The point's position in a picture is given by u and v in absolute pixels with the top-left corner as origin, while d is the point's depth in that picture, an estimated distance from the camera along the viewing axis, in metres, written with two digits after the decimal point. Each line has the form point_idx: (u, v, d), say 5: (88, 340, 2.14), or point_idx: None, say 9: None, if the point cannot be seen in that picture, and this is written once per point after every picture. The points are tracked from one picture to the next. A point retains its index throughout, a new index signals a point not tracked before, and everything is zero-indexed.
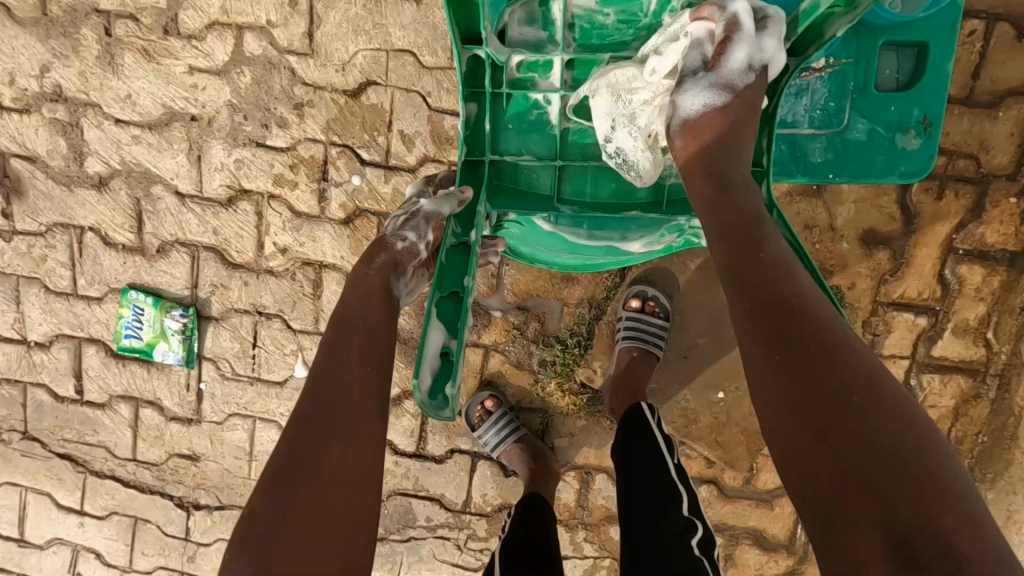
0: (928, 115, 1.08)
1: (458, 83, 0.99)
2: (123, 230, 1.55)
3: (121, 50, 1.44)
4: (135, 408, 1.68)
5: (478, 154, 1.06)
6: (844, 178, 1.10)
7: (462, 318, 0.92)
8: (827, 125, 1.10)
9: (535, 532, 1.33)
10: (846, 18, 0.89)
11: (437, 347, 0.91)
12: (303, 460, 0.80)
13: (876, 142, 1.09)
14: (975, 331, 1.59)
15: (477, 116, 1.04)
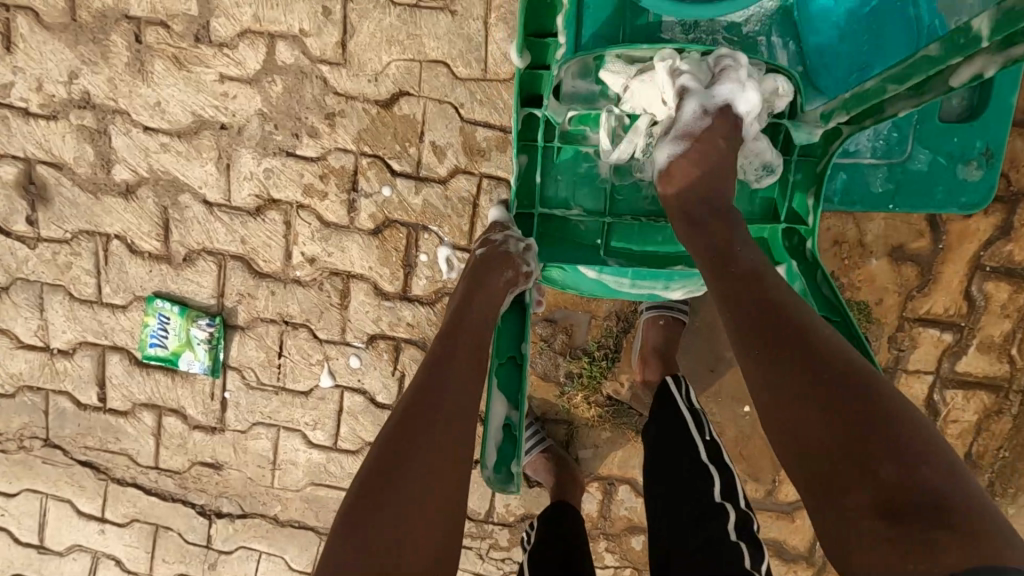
0: (990, 146, 1.15)
1: (514, 144, 1.03)
2: (149, 238, 1.54)
3: (152, 58, 1.43)
4: (158, 416, 1.67)
5: (528, 205, 1.10)
6: (905, 207, 1.18)
7: (522, 390, 1.02)
8: (890, 156, 1.16)
9: (563, 536, 1.31)
10: (913, 102, 0.91)
11: (500, 420, 1.01)
12: (401, 461, 0.84)
13: (937, 172, 1.16)
14: (1000, 348, 1.59)
15: (527, 168, 1.08)
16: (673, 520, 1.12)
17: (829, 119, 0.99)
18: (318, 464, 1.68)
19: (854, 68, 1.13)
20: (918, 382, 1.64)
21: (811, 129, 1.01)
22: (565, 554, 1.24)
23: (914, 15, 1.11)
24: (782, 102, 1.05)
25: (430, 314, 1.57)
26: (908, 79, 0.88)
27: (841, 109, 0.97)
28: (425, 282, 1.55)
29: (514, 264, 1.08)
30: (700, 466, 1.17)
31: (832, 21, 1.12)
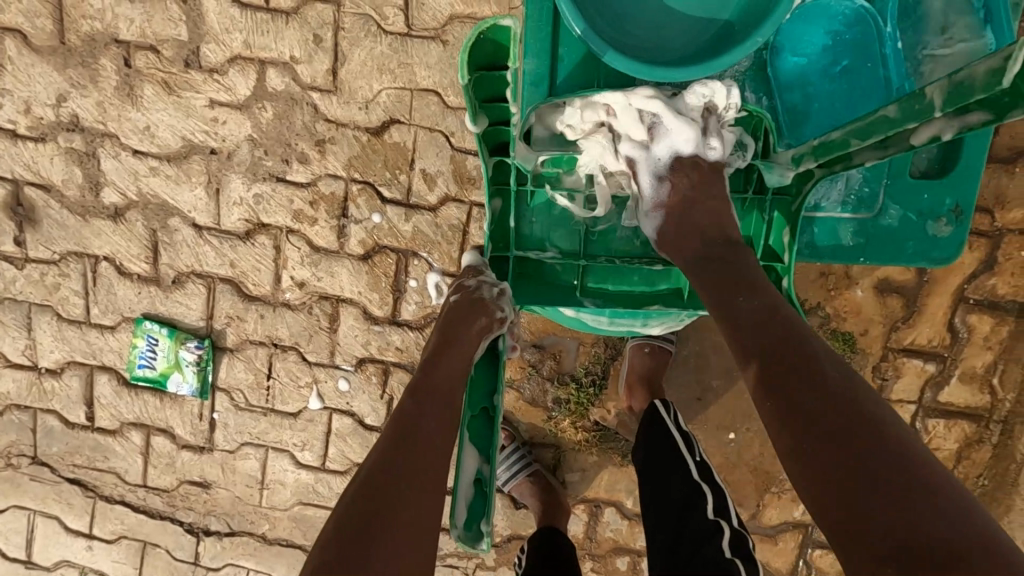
0: (959, 204, 1.16)
1: (486, 188, 1.06)
2: (138, 261, 1.54)
3: (141, 82, 1.43)
4: (147, 435, 1.67)
5: (504, 248, 1.13)
6: (875, 261, 1.18)
7: (494, 445, 1.01)
8: (862, 210, 1.17)
9: (552, 565, 1.31)
10: (877, 154, 0.92)
11: (470, 475, 1.00)
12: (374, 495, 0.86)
13: (907, 228, 1.17)
14: (982, 378, 1.61)
15: (501, 212, 1.11)
16: (671, 547, 1.08)
17: (798, 162, 1.02)
18: (306, 484, 1.69)
19: (826, 125, 1.16)
20: (901, 411, 1.66)
21: (782, 172, 1.05)
22: None
23: (885, 76, 1.15)
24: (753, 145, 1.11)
25: (419, 339, 1.58)
26: (869, 136, 0.89)
27: (809, 155, 0.99)
28: (414, 307, 1.56)
29: (489, 310, 1.10)
30: (691, 492, 1.16)
31: (807, 79, 1.16)
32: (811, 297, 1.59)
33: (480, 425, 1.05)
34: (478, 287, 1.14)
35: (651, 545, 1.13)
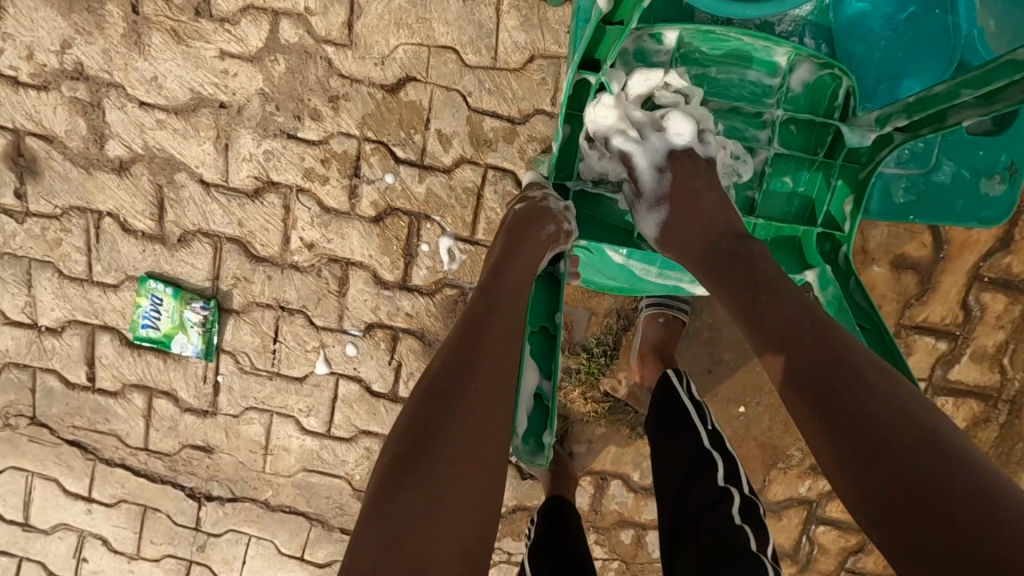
0: (1015, 161, 1.13)
1: (562, 108, 0.95)
2: (143, 217, 1.50)
3: (150, 30, 1.38)
4: (149, 398, 1.64)
5: (565, 176, 1.08)
6: (925, 220, 1.17)
7: (554, 360, 0.95)
8: (913, 166, 1.15)
9: (562, 531, 1.30)
10: (980, 111, 0.87)
11: (530, 389, 0.95)
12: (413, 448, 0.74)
13: (959, 185, 1.15)
14: (992, 357, 1.61)
15: (568, 137, 1.03)
16: (679, 517, 1.05)
17: (884, 123, 0.96)
18: (311, 451, 1.67)
19: (884, 76, 1.13)
20: None
21: (864, 134, 0.98)
22: (564, 556, 1.20)
23: (951, 23, 1.10)
24: (831, 103, 1.03)
25: (429, 305, 1.55)
26: (989, 83, 0.83)
27: (901, 113, 0.94)
28: (425, 272, 1.53)
29: (555, 217, 1.00)
30: (700, 456, 1.10)
31: (868, 25, 1.11)
32: None
33: (539, 342, 0.99)
34: (544, 200, 1.04)
35: (661, 519, 1.10)
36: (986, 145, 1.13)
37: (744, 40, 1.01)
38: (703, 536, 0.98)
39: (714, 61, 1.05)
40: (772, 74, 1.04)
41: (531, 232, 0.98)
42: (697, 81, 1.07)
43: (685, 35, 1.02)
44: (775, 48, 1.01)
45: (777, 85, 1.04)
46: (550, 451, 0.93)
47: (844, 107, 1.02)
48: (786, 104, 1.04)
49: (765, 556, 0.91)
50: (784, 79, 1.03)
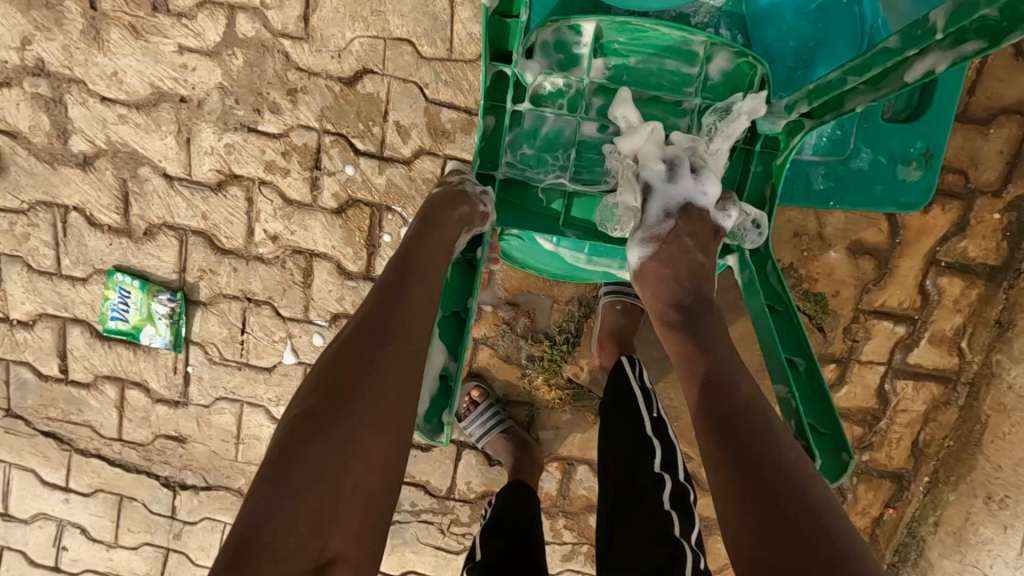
0: (930, 147, 1.16)
1: (480, 101, 0.96)
2: (108, 211, 1.52)
3: (108, 26, 1.40)
4: (121, 389, 1.67)
5: (490, 167, 1.05)
6: (845, 206, 1.18)
7: (462, 342, 0.99)
8: (833, 153, 1.17)
9: (514, 514, 1.31)
10: (869, 97, 0.88)
11: (436, 370, 0.97)
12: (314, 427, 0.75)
13: (876, 172, 1.17)
14: (950, 341, 1.63)
15: (494, 130, 1.01)
16: (616, 500, 1.07)
17: (792, 109, 0.96)
18: None
19: (797, 65, 1.14)
20: (871, 371, 1.67)
21: (776, 120, 0.98)
22: (516, 532, 1.25)
23: (858, 13, 1.12)
24: (749, 91, 1.02)
25: None
26: (868, 70, 0.85)
27: (803, 99, 0.94)
28: None
29: (471, 200, 1.00)
30: (640, 444, 1.13)
31: (781, 16, 1.13)
32: (785, 257, 1.59)
33: (449, 326, 1.01)
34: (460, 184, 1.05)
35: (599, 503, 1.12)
36: (903, 133, 1.15)
37: (661, 30, 1.00)
38: (635, 523, 1.01)
39: (634, 50, 1.03)
40: (690, 63, 1.03)
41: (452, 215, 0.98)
42: (617, 72, 1.04)
43: (603, 26, 1.00)
44: (693, 37, 1.00)
45: (697, 74, 1.03)
46: (451, 429, 0.97)
47: (760, 95, 1.02)
48: (705, 93, 1.04)
49: (686, 541, 0.95)
50: (703, 67, 1.02)
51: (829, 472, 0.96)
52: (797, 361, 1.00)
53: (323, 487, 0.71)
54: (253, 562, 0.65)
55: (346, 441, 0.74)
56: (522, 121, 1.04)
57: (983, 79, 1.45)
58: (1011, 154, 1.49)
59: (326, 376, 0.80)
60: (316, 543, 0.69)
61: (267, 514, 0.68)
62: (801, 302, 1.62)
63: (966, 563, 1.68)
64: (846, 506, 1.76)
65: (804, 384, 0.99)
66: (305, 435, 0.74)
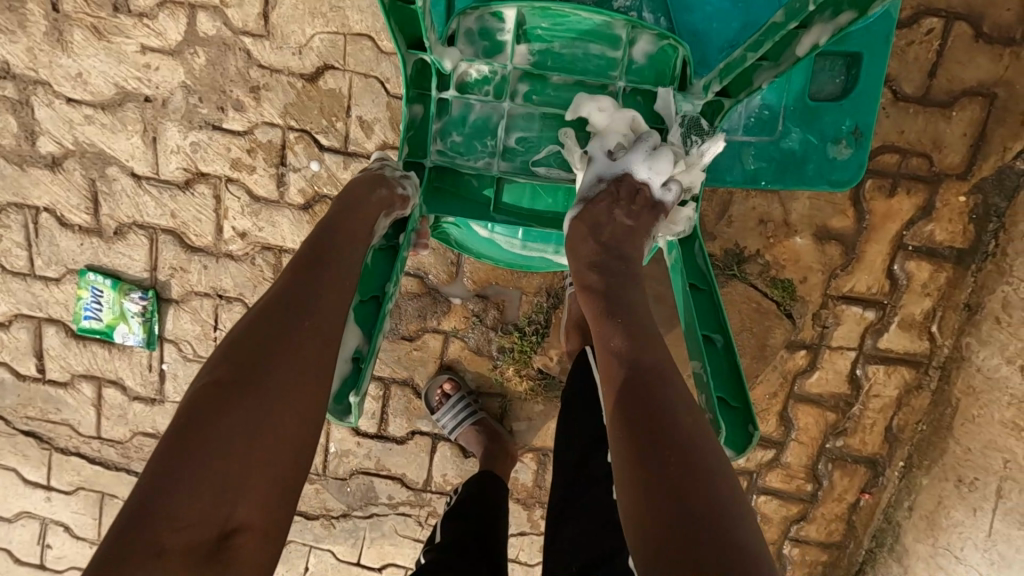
0: (858, 125, 1.20)
1: (403, 87, 1.00)
2: (78, 211, 1.54)
3: (71, 27, 1.42)
4: (98, 387, 1.69)
5: (419, 154, 1.07)
6: (777, 184, 1.23)
7: (379, 324, 1.02)
8: (761, 133, 1.22)
9: (478, 503, 1.34)
10: (772, 71, 0.99)
11: (349, 351, 1.00)
12: (216, 404, 0.77)
13: (807, 151, 1.22)
14: (920, 325, 1.62)
15: (422, 118, 1.06)
16: (570, 487, 1.13)
17: (708, 89, 1.04)
18: None
19: (721, 47, 1.18)
20: (842, 357, 1.67)
21: (695, 100, 1.05)
22: (481, 520, 1.29)
23: None
24: (672, 75, 1.08)
25: None
26: (762, 44, 0.97)
27: (716, 78, 1.03)
28: None
29: (389, 184, 1.01)
30: (594, 436, 1.17)
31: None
32: (750, 244, 1.60)
33: (366, 310, 1.04)
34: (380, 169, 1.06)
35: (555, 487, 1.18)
36: (830, 113, 1.21)
37: (583, 15, 1.04)
38: (583, 512, 1.07)
39: (557, 36, 1.07)
40: (614, 48, 1.07)
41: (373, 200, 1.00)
42: (541, 58, 1.08)
43: (524, 12, 1.04)
44: (613, 22, 1.05)
45: (621, 57, 1.07)
46: (359, 410, 0.99)
47: (682, 78, 1.07)
48: (629, 75, 1.08)
49: None
50: (626, 51, 1.06)
51: (738, 442, 1.08)
52: (715, 338, 1.10)
53: (229, 463, 0.74)
54: (152, 529, 0.68)
55: (254, 418, 0.77)
56: (450, 109, 1.07)
57: (943, 61, 1.45)
58: (975, 137, 1.49)
59: (236, 352, 0.82)
60: (220, 511, 0.72)
61: (169, 485, 0.71)
62: (768, 289, 1.63)
63: (939, 547, 1.67)
64: (822, 493, 1.76)
65: (721, 360, 1.09)
66: (212, 409, 0.76)
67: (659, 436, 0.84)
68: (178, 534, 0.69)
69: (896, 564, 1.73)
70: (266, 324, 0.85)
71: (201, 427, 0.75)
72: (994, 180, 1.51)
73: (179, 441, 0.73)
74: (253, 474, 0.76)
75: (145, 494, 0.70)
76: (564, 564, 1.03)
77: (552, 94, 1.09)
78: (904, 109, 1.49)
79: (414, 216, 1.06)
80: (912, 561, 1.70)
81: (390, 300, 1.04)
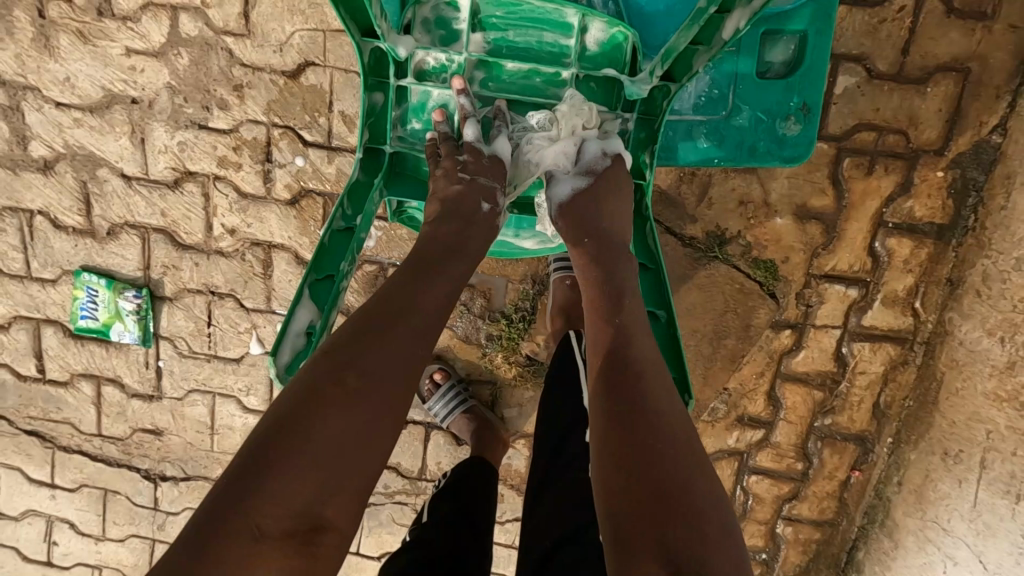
0: (807, 102, 1.24)
1: (360, 75, 1.04)
2: (72, 213, 1.58)
3: (56, 33, 1.46)
4: (97, 386, 1.73)
5: (378, 141, 1.11)
6: (729, 161, 1.26)
7: (332, 303, 1.07)
8: (712, 112, 1.25)
9: (461, 481, 1.37)
10: (706, 56, 1.02)
11: (302, 326, 1.05)
12: (312, 404, 0.81)
13: (760, 129, 1.25)
14: (904, 301, 1.64)
15: (382, 106, 1.10)
16: (549, 462, 1.18)
17: (651, 74, 1.06)
18: (254, 428, 1.74)
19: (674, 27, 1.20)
20: (827, 335, 1.68)
21: (641, 87, 1.07)
22: (465, 498, 1.32)
23: None
24: (622, 59, 1.11)
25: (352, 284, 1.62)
26: (691, 29, 0.98)
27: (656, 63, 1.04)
28: None
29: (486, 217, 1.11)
30: (576, 415, 1.22)
31: None
32: (731, 226, 1.62)
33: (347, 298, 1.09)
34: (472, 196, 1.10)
35: (534, 464, 1.23)
36: (779, 91, 1.24)
37: (535, 3, 1.08)
38: (559, 491, 1.12)
39: (511, 24, 1.11)
40: (567, 35, 1.11)
41: (475, 218, 1.09)
42: (497, 45, 1.12)
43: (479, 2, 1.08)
44: (565, 10, 1.08)
45: (573, 44, 1.11)
46: None
47: (632, 62, 1.11)
48: (581, 62, 1.12)
49: None
50: (579, 38, 1.10)
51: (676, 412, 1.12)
52: (660, 314, 1.14)
53: (322, 464, 0.78)
54: (247, 517, 0.74)
55: (342, 424, 0.81)
56: (409, 97, 1.14)
57: (915, 38, 1.47)
58: (950, 112, 1.50)
59: (328, 357, 0.87)
60: (311, 509, 0.77)
61: (266, 480, 0.76)
62: (751, 270, 1.65)
63: (928, 520, 1.66)
64: (813, 472, 1.78)
65: (662, 333, 1.14)
66: (309, 410, 0.81)
67: (651, 409, 0.87)
68: (276, 521, 0.75)
69: (887, 539, 1.74)
70: (357, 330, 0.89)
71: (299, 425, 0.80)
72: (971, 154, 1.52)
73: (270, 444, 0.79)
74: (339, 469, 0.79)
75: (239, 481, 0.76)
76: (539, 535, 1.09)
77: (507, 81, 1.14)
78: (878, 87, 1.50)
79: (371, 197, 1.10)
80: (901, 535, 1.71)
81: (343, 278, 1.08)
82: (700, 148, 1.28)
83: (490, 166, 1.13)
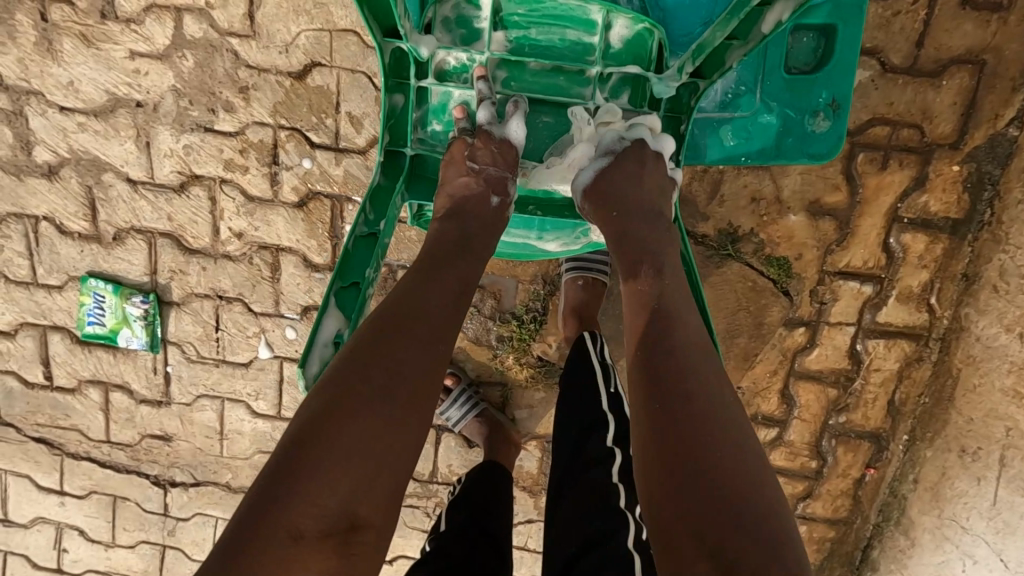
0: (836, 97, 1.22)
1: (381, 76, 1.04)
2: (77, 218, 1.57)
3: (59, 36, 1.44)
4: (105, 392, 1.71)
5: (399, 143, 1.11)
6: (755, 159, 1.24)
7: (358, 309, 1.05)
8: (738, 109, 1.24)
9: (473, 489, 1.36)
10: (741, 51, 1.01)
11: (330, 335, 1.02)
12: (336, 405, 0.81)
13: (787, 125, 1.23)
14: (919, 297, 1.62)
15: (403, 107, 1.10)
16: (568, 465, 1.17)
17: (680, 71, 1.06)
18: (263, 432, 1.72)
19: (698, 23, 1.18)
20: (841, 333, 1.67)
21: (669, 84, 1.07)
22: (479, 504, 1.31)
23: None
24: (648, 56, 1.10)
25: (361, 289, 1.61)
26: (728, 25, 0.98)
27: (687, 59, 1.04)
28: None
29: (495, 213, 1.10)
30: (593, 416, 1.21)
31: None
32: (743, 223, 1.60)
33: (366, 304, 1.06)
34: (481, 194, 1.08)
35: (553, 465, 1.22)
36: (806, 86, 1.22)
37: (558, 1, 1.05)
38: (574, 494, 1.13)
39: (533, 22, 1.09)
40: (591, 32, 1.09)
41: (483, 214, 1.08)
42: (519, 43, 1.10)
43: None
44: (589, 7, 1.06)
45: (598, 42, 1.09)
46: None
47: (659, 60, 1.09)
48: (607, 60, 1.10)
49: (629, 512, 1.07)
50: (603, 35, 1.08)
51: None
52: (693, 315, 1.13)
53: (352, 464, 0.77)
54: (281, 522, 0.73)
55: (369, 422, 0.80)
56: (430, 98, 1.13)
57: (930, 31, 1.44)
58: (966, 105, 1.48)
59: (351, 357, 0.86)
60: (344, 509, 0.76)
61: (297, 483, 0.75)
62: (764, 267, 1.63)
63: (945, 518, 1.67)
64: (827, 470, 1.76)
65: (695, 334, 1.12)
66: (335, 410, 0.80)
67: (682, 398, 0.84)
68: (314, 522, 0.74)
69: (902, 537, 1.73)
70: (377, 328, 0.88)
71: (324, 426, 0.79)
72: (986, 148, 1.50)
73: (298, 447, 0.78)
74: (371, 468, 0.78)
75: (272, 486, 0.76)
76: (561, 541, 1.10)
77: (529, 79, 1.13)
78: (892, 81, 1.48)
79: (394, 201, 1.09)
80: (917, 533, 1.71)
81: (369, 285, 1.07)
82: (725, 147, 1.26)
83: (498, 150, 1.10)
